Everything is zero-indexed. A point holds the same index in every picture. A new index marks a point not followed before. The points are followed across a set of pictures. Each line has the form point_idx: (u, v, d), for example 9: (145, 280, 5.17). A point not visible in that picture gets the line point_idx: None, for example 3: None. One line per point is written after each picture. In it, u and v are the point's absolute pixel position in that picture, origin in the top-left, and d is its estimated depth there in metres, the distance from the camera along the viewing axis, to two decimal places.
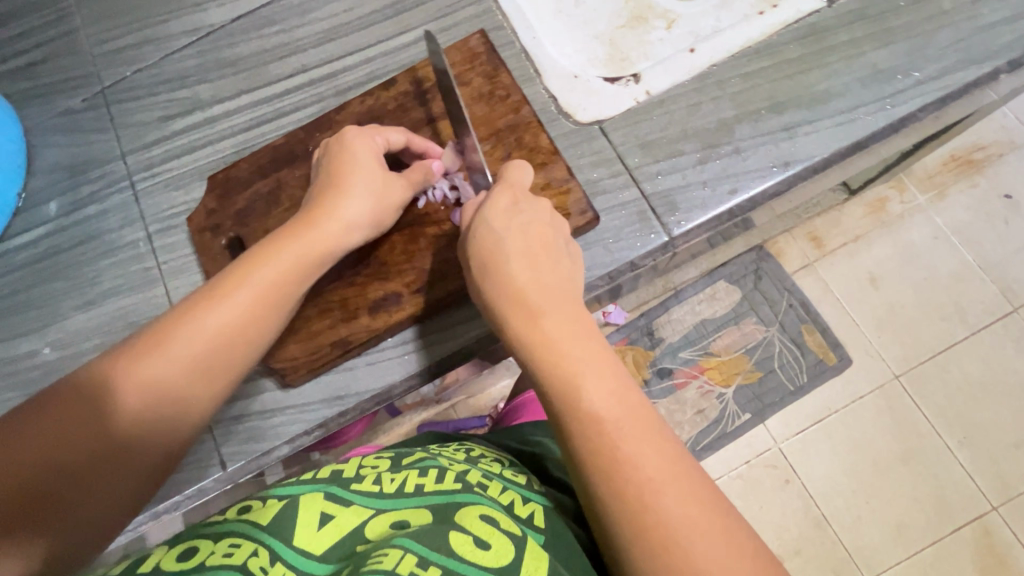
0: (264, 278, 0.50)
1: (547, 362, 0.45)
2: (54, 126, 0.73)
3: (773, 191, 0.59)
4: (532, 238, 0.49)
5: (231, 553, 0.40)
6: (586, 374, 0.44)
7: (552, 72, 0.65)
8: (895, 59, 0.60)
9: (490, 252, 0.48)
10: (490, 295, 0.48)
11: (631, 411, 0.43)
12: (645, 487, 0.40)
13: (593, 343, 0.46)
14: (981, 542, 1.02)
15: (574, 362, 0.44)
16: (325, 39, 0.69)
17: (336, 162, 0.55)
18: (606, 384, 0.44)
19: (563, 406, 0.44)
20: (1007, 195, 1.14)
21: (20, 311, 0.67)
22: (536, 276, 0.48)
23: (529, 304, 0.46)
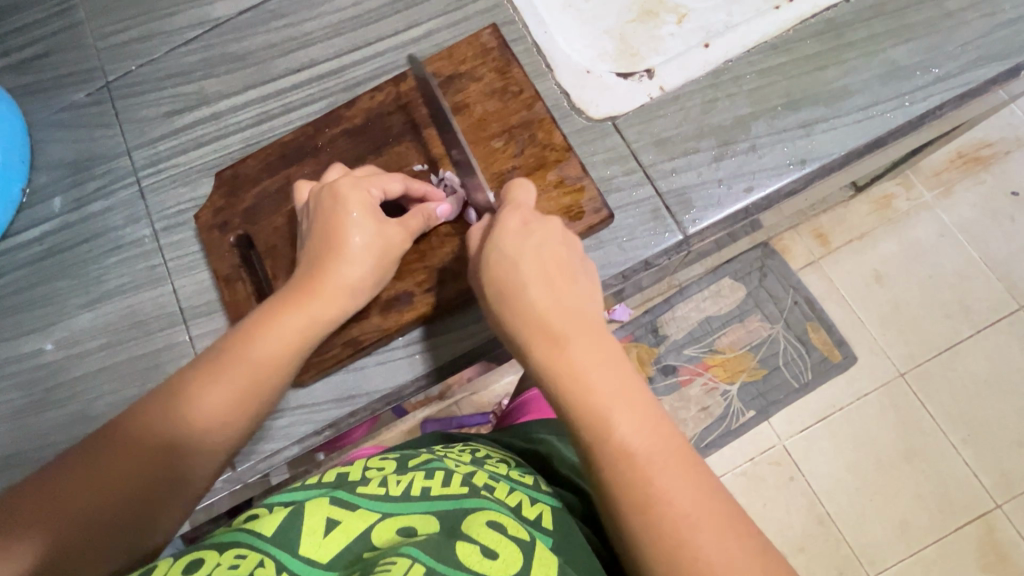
0: (288, 326, 0.50)
1: (574, 393, 0.44)
2: (57, 120, 0.72)
3: (788, 189, 0.58)
4: (550, 263, 0.48)
5: (237, 565, 0.39)
6: (615, 406, 0.43)
7: (564, 67, 0.64)
8: (912, 55, 0.59)
9: (507, 280, 0.47)
10: (510, 322, 0.47)
11: (659, 444, 0.43)
12: (679, 520, 0.40)
13: (621, 373, 0.45)
14: (985, 539, 1.02)
15: (602, 393, 0.44)
16: (333, 33, 0.68)
17: (328, 225, 0.52)
18: (634, 413, 0.43)
19: (592, 440, 0.43)
20: (1014, 192, 1.13)
21: (24, 308, 0.67)
22: (557, 302, 0.47)
23: (552, 333, 0.46)
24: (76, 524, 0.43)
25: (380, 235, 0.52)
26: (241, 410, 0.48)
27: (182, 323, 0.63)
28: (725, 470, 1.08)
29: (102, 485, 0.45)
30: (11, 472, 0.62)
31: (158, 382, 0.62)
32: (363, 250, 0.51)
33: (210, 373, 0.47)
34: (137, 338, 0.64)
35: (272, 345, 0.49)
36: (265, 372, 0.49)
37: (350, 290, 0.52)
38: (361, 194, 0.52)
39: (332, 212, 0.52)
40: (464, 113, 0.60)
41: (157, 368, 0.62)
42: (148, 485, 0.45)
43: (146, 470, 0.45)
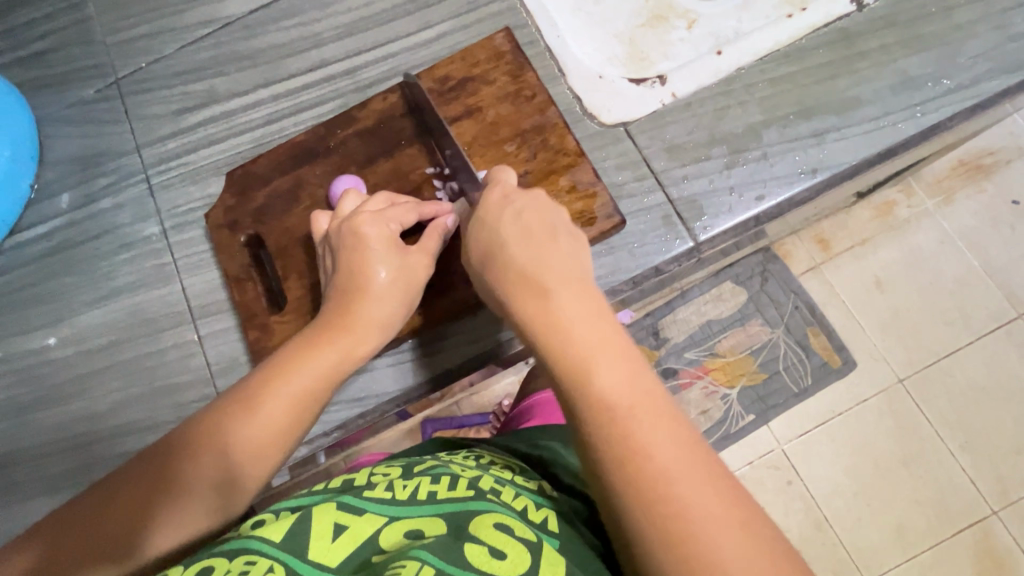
0: (314, 360, 0.49)
1: (556, 341, 0.43)
2: (66, 116, 0.71)
3: (798, 198, 0.59)
4: (535, 226, 0.48)
5: (247, 571, 0.40)
6: (597, 356, 0.42)
7: (576, 72, 0.64)
8: (924, 66, 0.60)
9: (494, 241, 0.48)
10: (494, 281, 0.47)
11: (640, 395, 0.41)
12: (659, 469, 0.38)
13: (605, 327, 0.43)
14: (981, 545, 1.02)
15: (584, 345, 0.42)
16: (345, 34, 0.68)
17: (352, 264, 0.52)
18: (616, 363, 0.42)
19: (572, 388, 0.42)
20: (1014, 201, 1.14)
21: (31, 304, 0.66)
22: (536, 261, 0.46)
23: (534, 287, 0.45)
24: (85, 525, 0.44)
25: (406, 269, 0.52)
26: (257, 439, 0.47)
27: (191, 322, 0.63)
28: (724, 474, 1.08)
29: (120, 491, 0.45)
30: (16, 468, 0.62)
31: (166, 381, 0.62)
32: (388, 284, 0.52)
33: (239, 394, 0.48)
34: (145, 336, 0.63)
35: (295, 374, 0.49)
36: (285, 401, 0.48)
37: (377, 327, 0.51)
38: (383, 231, 0.52)
39: (355, 251, 0.52)
40: (477, 117, 0.60)
41: (165, 366, 0.62)
42: (157, 499, 0.45)
43: (160, 484, 0.46)
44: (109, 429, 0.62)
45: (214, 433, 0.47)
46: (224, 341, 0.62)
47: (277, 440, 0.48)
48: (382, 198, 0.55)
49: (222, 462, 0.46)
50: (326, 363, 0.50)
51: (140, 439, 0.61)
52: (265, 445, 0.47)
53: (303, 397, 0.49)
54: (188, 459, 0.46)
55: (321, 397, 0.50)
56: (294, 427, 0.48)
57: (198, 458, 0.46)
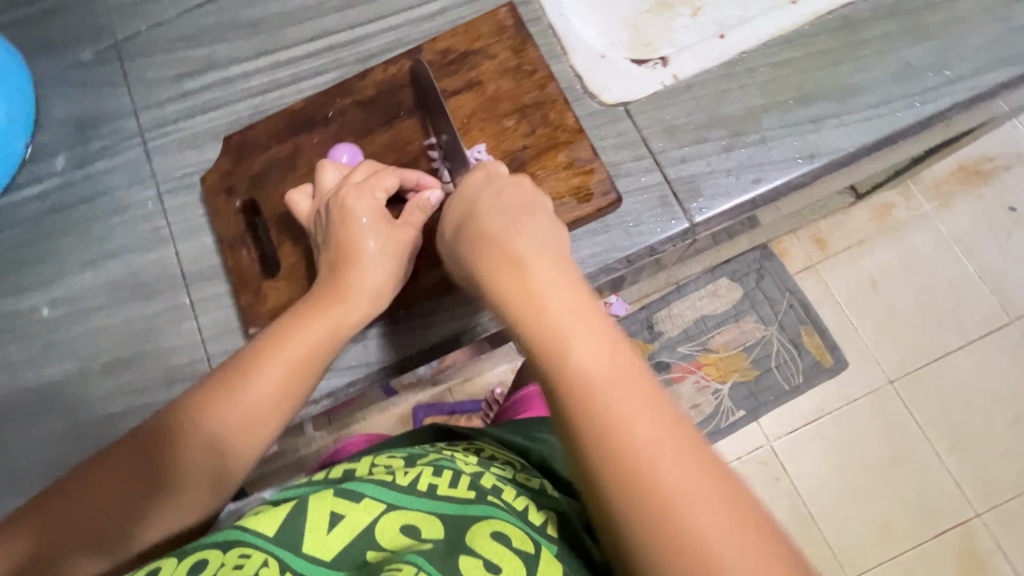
0: (307, 331, 0.49)
1: (531, 317, 0.42)
2: (64, 77, 0.71)
3: (795, 183, 0.59)
4: (526, 229, 0.46)
5: (241, 565, 0.41)
6: (603, 364, 0.40)
7: (579, 50, 0.64)
8: (926, 56, 0.60)
9: (497, 259, 0.45)
10: (471, 261, 0.47)
11: (616, 366, 0.40)
12: (634, 446, 0.37)
13: (583, 298, 0.42)
14: (962, 546, 1.03)
15: (560, 317, 0.41)
16: (348, 4, 0.68)
17: (343, 234, 0.51)
18: (631, 385, 0.39)
19: (545, 358, 0.41)
20: (1011, 206, 1.14)
21: (22, 266, 0.66)
22: (512, 236, 0.46)
23: (511, 261, 0.44)
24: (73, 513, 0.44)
25: (395, 242, 0.52)
26: (252, 411, 0.47)
27: (184, 287, 0.63)
28: None
29: (105, 484, 0.45)
30: (5, 428, 0.62)
31: (157, 345, 0.62)
32: (379, 252, 0.52)
33: (230, 371, 0.48)
34: (137, 300, 0.63)
35: (289, 348, 0.48)
36: (279, 373, 0.48)
37: (370, 295, 0.51)
38: (369, 202, 0.52)
39: (347, 223, 0.51)
40: (478, 91, 0.60)
41: (157, 331, 0.62)
42: (149, 485, 0.46)
43: (146, 474, 0.46)
44: (98, 391, 0.62)
45: (195, 424, 0.46)
46: (217, 307, 0.62)
47: (273, 412, 0.48)
48: (366, 167, 0.55)
49: (212, 444, 0.46)
50: (319, 333, 0.49)
51: (130, 402, 0.61)
52: (258, 419, 0.47)
53: (285, 382, 0.48)
54: (181, 443, 0.46)
55: (308, 377, 0.49)
56: (280, 412, 0.48)
57: (192, 440, 0.46)
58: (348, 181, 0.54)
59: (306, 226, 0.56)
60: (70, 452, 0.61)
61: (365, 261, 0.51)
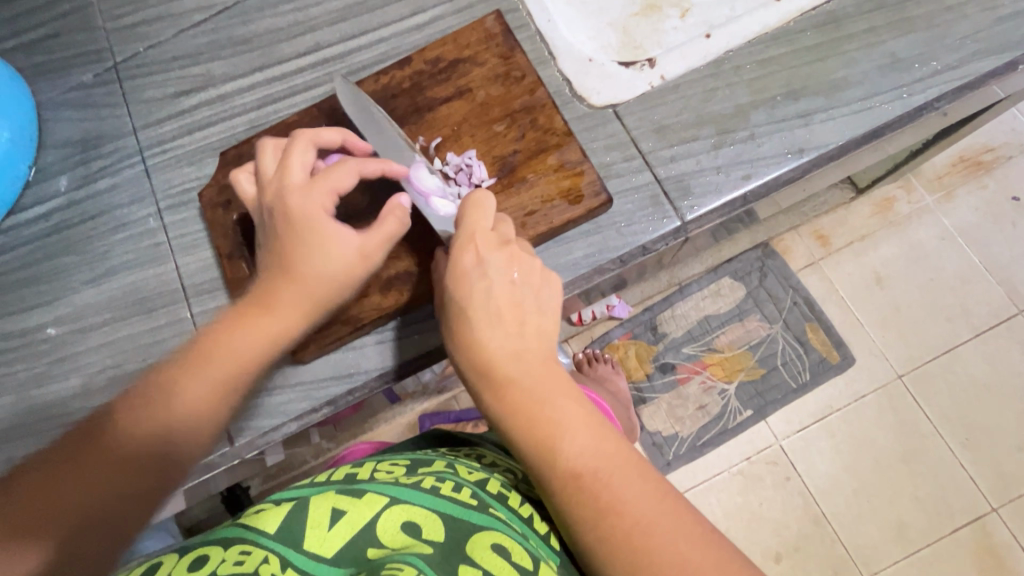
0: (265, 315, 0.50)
1: (527, 425, 0.47)
2: (66, 100, 0.73)
3: (786, 179, 0.59)
4: (495, 296, 0.49)
5: (241, 561, 0.41)
6: (565, 429, 0.46)
7: (567, 55, 0.65)
8: (912, 48, 0.60)
9: (488, 369, 0.49)
10: (467, 364, 0.50)
11: (605, 457, 0.46)
12: (630, 525, 0.43)
13: (570, 398, 0.48)
14: (979, 542, 1.02)
15: (551, 423, 0.47)
16: (339, 19, 0.69)
17: (292, 231, 0.51)
18: (587, 431, 0.47)
19: (543, 461, 0.46)
20: (1014, 196, 1.14)
21: (28, 284, 0.67)
22: (506, 343, 0.49)
23: (501, 373, 0.48)
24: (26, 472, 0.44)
25: (346, 261, 0.51)
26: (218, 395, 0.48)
27: (185, 301, 0.64)
28: (720, 468, 1.08)
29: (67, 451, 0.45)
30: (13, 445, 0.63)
31: (159, 358, 0.63)
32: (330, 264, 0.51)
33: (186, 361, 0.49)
34: (139, 315, 0.64)
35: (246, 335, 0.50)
36: (236, 360, 0.49)
37: (326, 295, 0.51)
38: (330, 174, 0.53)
39: (299, 222, 0.51)
40: (468, 98, 0.61)
41: (160, 345, 0.63)
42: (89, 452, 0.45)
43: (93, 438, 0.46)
44: (102, 405, 0.63)
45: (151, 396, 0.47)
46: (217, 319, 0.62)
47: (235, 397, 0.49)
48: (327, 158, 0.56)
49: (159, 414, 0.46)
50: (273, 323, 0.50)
51: None
52: (219, 402, 0.48)
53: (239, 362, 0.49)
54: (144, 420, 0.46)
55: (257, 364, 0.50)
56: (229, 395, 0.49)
57: (170, 437, 0.46)
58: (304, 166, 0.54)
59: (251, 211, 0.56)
60: None
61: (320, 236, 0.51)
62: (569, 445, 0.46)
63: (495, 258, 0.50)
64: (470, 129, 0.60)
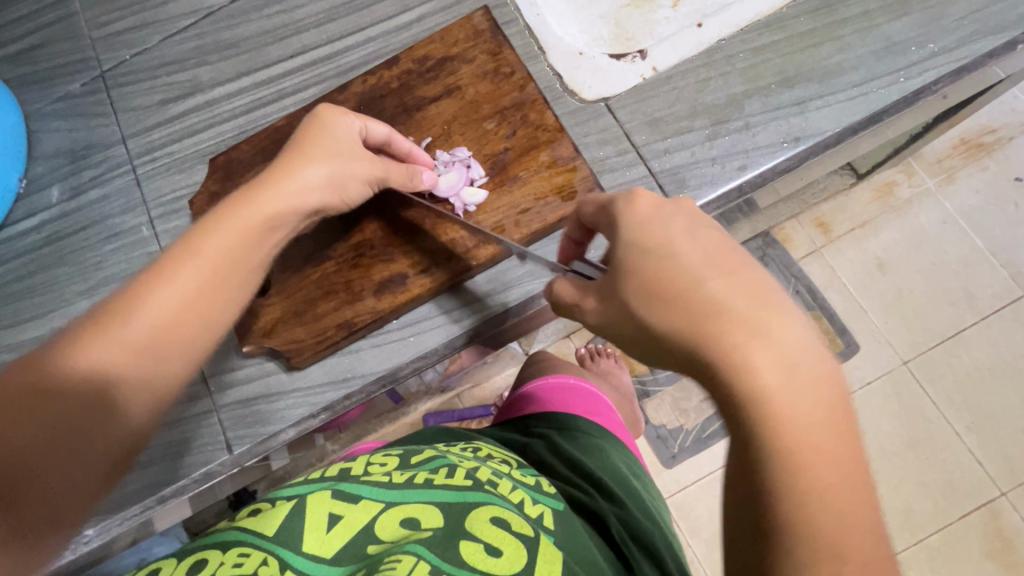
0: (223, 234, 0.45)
1: (780, 429, 0.32)
2: (54, 110, 0.72)
3: (783, 167, 0.58)
4: (715, 267, 0.36)
5: (240, 563, 0.41)
6: (817, 486, 0.31)
7: (557, 49, 0.64)
8: (907, 31, 0.59)
9: (736, 331, 0.34)
10: (685, 319, 0.35)
11: (866, 522, 0.32)
12: None
13: (837, 418, 0.33)
14: (990, 527, 1.01)
15: (812, 440, 0.32)
16: (326, 20, 0.68)
17: (298, 139, 0.51)
18: (843, 498, 0.32)
19: (790, 485, 0.32)
20: (1017, 178, 1.12)
21: (23, 297, 0.67)
22: (758, 309, 0.34)
23: (755, 339, 0.33)
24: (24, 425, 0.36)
25: (339, 167, 0.50)
26: (171, 324, 0.42)
27: None
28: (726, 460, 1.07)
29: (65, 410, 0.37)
30: None
31: None
32: (321, 173, 0.49)
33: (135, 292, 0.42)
34: None
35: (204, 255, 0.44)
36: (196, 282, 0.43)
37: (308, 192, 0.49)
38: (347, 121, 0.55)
39: (309, 130, 0.51)
40: (457, 96, 0.60)
41: None
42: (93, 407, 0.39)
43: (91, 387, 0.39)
44: None
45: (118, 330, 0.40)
46: None
47: (199, 336, 0.43)
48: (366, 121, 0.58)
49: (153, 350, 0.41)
50: (235, 241, 0.45)
51: None
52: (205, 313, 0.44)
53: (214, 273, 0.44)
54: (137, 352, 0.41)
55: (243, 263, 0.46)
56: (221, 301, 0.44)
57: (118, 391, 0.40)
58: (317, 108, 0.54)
59: None
60: None
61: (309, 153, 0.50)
62: (818, 503, 0.32)
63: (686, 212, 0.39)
64: (460, 128, 0.59)
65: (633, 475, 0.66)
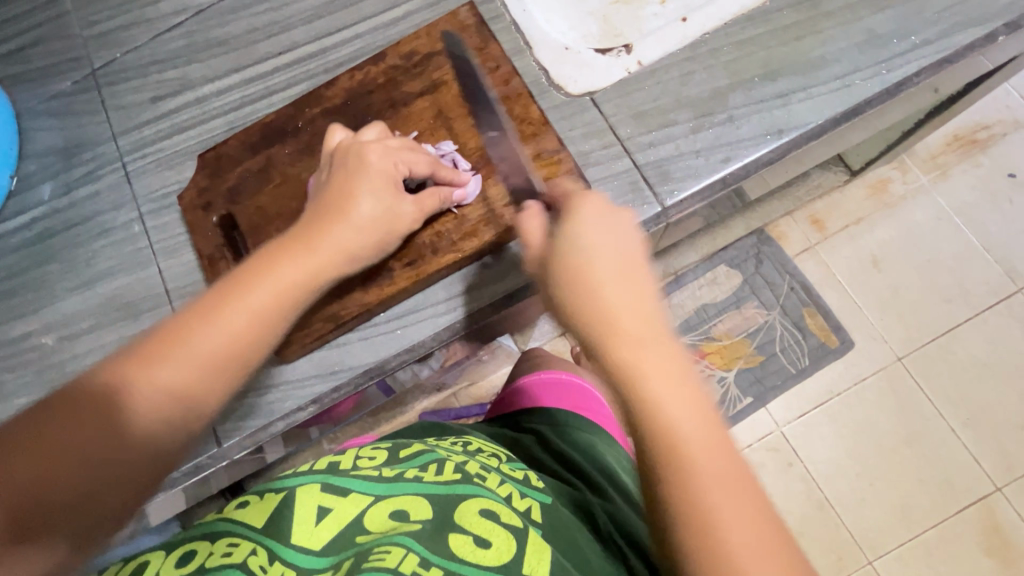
0: (273, 283, 0.48)
1: (648, 395, 0.42)
2: (46, 108, 0.73)
3: (766, 159, 0.58)
4: (625, 257, 0.47)
5: (229, 552, 0.42)
6: (686, 422, 0.41)
7: (543, 44, 0.65)
8: (889, 24, 0.59)
9: (610, 324, 0.44)
10: (586, 309, 0.45)
11: (726, 467, 0.40)
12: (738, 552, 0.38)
13: (694, 388, 0.43)
14: (985, 521, 1.01)
15: (669, 401, 0.42)
16: (314, 17, 0.69)
17: (342, 183, 0.53)
18: (709, 429, 0.42)
19: (659, 440, 0.41)
20: (1007, 172, 1.13)
21: (15, 293, 0.67)
22: (636, 304, 0.45)
23: (624, 331, 0.44)
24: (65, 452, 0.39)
25: (389, 211, 0.53)
26: (189, 387, 0.44)
27: (169, 304, 0.64)
28: None
29: (98, 439, 0.40)
30: None
31: None
32: (370, 220, 0.52)
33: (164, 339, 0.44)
34: (124, 320, 0.64)
35: (234, 315, 0.46)
36: (251, 321, 0.47)
37: (344, 254, 0.51)
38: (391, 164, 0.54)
39: (351, 173, 0.53)
40: (443, 90, 0.61)
41: None
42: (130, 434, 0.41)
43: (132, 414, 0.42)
44: None
45: (171, 360, 0.44)
46: None
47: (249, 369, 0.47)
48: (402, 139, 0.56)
49: (200, 378, 0.44)
50: (287, 288, 0.48)
51: None
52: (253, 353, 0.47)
53: (270, 311, 0.48)
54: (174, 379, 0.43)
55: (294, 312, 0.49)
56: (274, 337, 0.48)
57: (157, 415, 0.43)
58: (363, 149, 0.54)
59: (323, 154, 0.58)
60: None
61: (353, 220, 0.52)
62: (676, 437, 0.41)
63: (603, 221, 0.48)
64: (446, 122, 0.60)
65: (624, 470, 0.66)
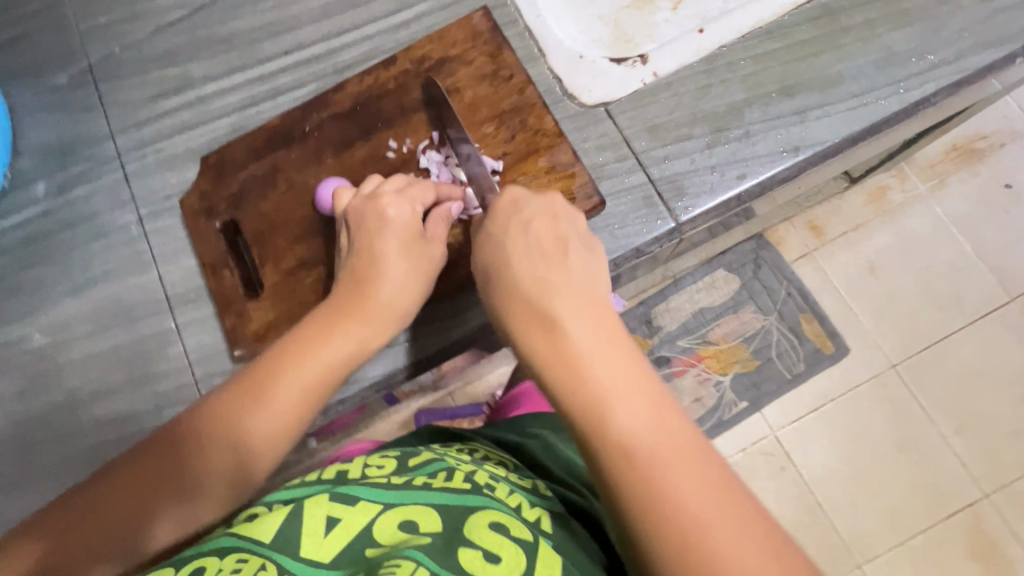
0: (317, 361, 0.49)
1: (572, 374, 0.43)
2: (41, 103, 0.70)
3: (781, 176, 0.58)
4: (546, 239, 0.49)
5: (239, 569, 0.40)
6: (613, 391, 0.42)
7: (557, 52, 0.63)
8: (908, 41, 0.59)
9: (529, 305, 0.46)
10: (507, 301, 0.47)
11: (663, 428, 0.41)
12: (685, 511, 0.38)
13: (623, 350, 0.44)
14: (973, 529, 1.02)
15: (599, 376, 0.42)
16: (321, 16, 0.67)
17: (370, 246, 0.52)
18: (637, 393, 0.42)
19: (589, 413, 0.42)
20: (1006, 184, 1.13)
21: (8, 294, 0.65)
22: (547, 282, 0.47)
23: (542, 312, 0.46)
24: (118, 481, 0.46)
25: (424, 254, 0.52)
26: (214, 469, 0.47)
27: (168, 310, 0.62)
28: None
29: (136, 476, 0.46)
30: None
31: (145, 370, 0.61)
32: (406, 270, 0.51)
33: (208, 419, 0.48)
34: (122, 326, 0.63)
35: (268, 404, 0.47)
36: (289, 402, 0.48)
37: (390, 316, 0.51)
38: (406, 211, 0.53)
39: (376, 231, 0.52)
40: (455, 98, 0.59)
41: (143, 356, 0.61)
42: (170, 485, 0.46)
43: (171, 467, 0.47)
44: (86, 419, 0.61)
45: (216, 429, 0.47)
46: (202, 329, 0.61)
47: (279, 448, 0.48)
48: (402, 177, 0.55)
49: (232, 450, 0.47)
50: (327, 367, 0.49)
51: (119, 429, 0.60)
52: (287, 433, 0.48)
53: (308, 390, 0.48)
54: (210, 449, 0.47)
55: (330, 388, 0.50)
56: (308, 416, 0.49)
57: (189, 478, 0.47)
58: (377, 202, 0.53)
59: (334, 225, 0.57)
60: (64, 482, 0.60)
61: (391, 272, 0.51)
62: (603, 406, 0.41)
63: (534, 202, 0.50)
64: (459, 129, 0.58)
65: None
